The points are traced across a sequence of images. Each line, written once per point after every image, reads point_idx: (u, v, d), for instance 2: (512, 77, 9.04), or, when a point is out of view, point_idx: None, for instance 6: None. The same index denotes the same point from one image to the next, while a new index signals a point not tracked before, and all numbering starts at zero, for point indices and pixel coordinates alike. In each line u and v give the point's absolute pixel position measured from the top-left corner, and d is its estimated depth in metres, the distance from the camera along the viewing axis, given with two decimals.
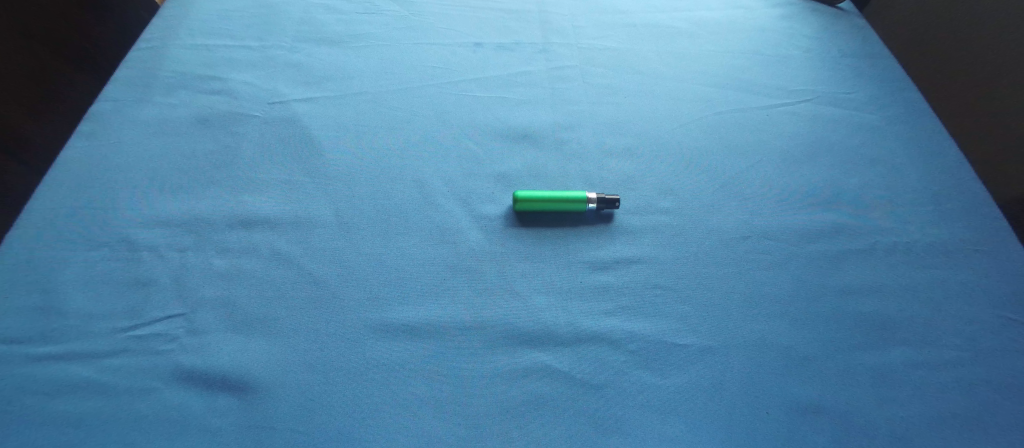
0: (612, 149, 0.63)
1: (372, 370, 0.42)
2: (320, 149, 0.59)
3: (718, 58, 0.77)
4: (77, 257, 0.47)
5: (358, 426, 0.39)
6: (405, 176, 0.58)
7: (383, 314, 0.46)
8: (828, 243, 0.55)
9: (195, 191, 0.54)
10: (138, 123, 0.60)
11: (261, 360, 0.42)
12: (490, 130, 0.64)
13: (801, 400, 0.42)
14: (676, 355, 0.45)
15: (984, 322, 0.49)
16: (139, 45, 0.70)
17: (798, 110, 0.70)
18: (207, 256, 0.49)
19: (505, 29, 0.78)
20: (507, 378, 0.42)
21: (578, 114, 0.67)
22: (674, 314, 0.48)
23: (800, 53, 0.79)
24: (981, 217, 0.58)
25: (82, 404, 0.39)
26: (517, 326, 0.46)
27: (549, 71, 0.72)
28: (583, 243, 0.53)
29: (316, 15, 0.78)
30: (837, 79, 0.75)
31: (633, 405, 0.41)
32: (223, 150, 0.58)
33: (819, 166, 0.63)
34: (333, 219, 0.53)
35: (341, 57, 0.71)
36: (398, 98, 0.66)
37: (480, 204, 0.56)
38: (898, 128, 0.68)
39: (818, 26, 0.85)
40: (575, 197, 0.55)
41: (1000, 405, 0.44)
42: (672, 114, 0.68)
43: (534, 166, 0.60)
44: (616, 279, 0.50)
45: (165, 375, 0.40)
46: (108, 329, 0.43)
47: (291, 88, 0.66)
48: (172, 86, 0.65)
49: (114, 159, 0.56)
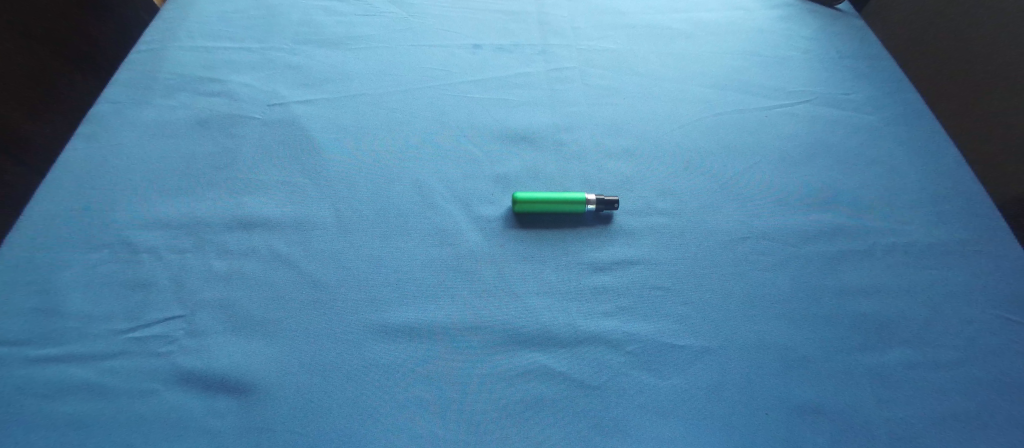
0: (611, 150, 0.63)
1: (372, 371, 0.42)
2: (319, 151, 0.59)
3: (717, 60, 0.78)
4: (76, 259, 0.47)
5: (358, 427, 0.39)
6: (405, 177, 0.58)
7: (383, 315, 0.46)
8: (827, 244, 0.55)
9: (195, 193, 0.54)
10: (138, 125, 0.60)
11: (261, 362, 0.42)
12: (489, 131, 0.64)
13: (800, 401, 0.43)
14: (675, 356, 0.45)
15: (983, 322, 0.49)
16: (139, 47, 0.70)
17: (797, 111, 0.70)
18: (207, 258, 0.49)
19: (505, 31, 0.78)
20: (507, 380, 0.42)
21: (578, 116, 0.67)
22: (673, 315, 0.48)
23: (799, 54, 0.80)
24: (980, 218, 0.58)
25: (81, 406, 0.39)
26: (516, 328, 0.46)
27: (549, 73, 0.73)
28: (582, 244, 0.53)
29: (316, 17, 0.78)
30: (836, 80, 0.75)
31: (632, 406, 0.42)
32: (222, 152, 0.58)
33: (817, 167, 0.63)
34: (332, 220, 0.53)
35: (340, 59, 0.72)
36: (398, 100, 0.66)
37: (479, 205, 0.56)
38: (897, 129, 0.68)
39: (817, 27, 0.85)
40: (574, 198, 0.55)
41: (1000, 406, 0.44)
42: (671, 115, 0.68)
43: (533, 167, 0.60)
44: (615, 280, 0.50)
45: (164, 377, 0.40)
46: (108, 331, 0.43)
47: (290, 90, 0.66)
48: (172, 88, 0.65)
49: (114, 161, 0.56)
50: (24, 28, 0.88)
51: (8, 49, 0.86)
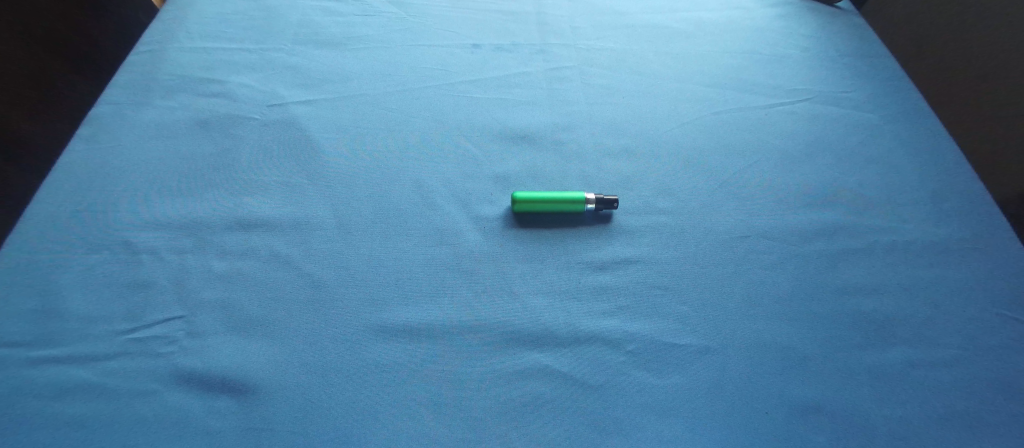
0: (611, 149, 0.63)
1: (372, 371, 0.42)
2: (319, 151, 0.59)
3: (716, 59, 0.77)
4: (76, 261, 0.47)
5: (358, 427, 0.39)
6: (404, 177, 0.58)
7: (383, 315, 0.46)
8: (827, 243, 0.55)
9: (195, 194, 0.54)
10: (137, 126, 0.60)
11: (261, 362, 0.42)
12: (488, 131, 0.64)
13: (800, 400, 0.42)
14: (675, 355, 0.45)
15: (985, 320, 0.49)
16: (139, 49, 0.70)
17: (796, 109, 0.70)
18: (207, 258, 0.49)
19: (505, 31, 0.78)
20: (506, 379, 0.42)
21: (577, 115, 0.67)
22: (672, 314, 0.48)
23: (799, 53, 0.79)
24: (980, 215, 0.58)
25: (81, 407, 0.39)
26: (516, 327, 0.46)
27: (548, 72, 0.73)
28: (582, 244, 0.53)
29: (315, 18, 0.78)
30: (836, 79, 0.75)
31: (632, 405, 0.42)
32: (222, 153, 0.58)
33: (817, 165, 0.63)
34: (332, 220, 0.53)
35: (340, 59, 0.72)
36: (398, 100, 0.66)
37: (479, 205, 0.56)
38: (897, 128, 0.68)
39: (817, 26, 0.85)
40: (574, 197, 0.55)
41: (1001, 404, 0.43)
42: (670, 114, 0.68)
43: (533, 167, 0.60)
44: (615, 279, 0.50)
45: (164, 377, 0.41)
46: (108, 332, 0.43)
47: (290, 91, 0.66)
48: (171, 89, 0.65)
49: (114, 162, 0.56)
50: (24, 29, 0.89)
51: (8, 50, 0.87)
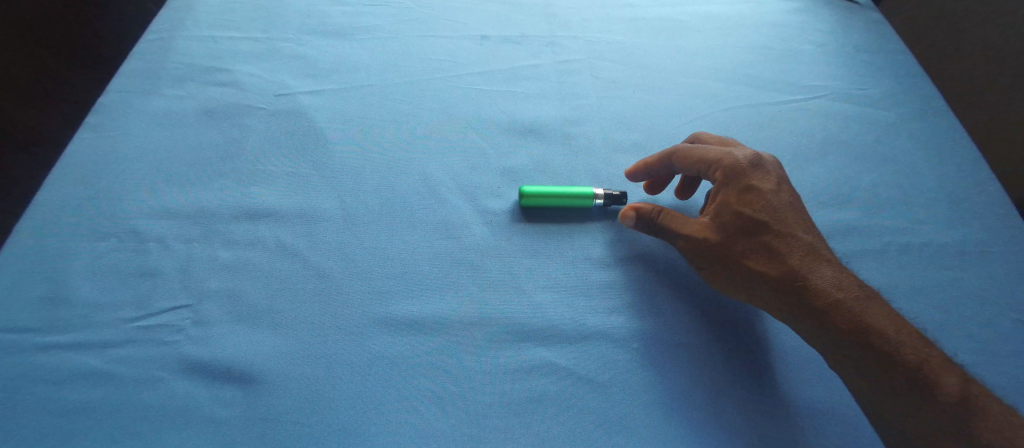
0: (619, 144, 0.62)
1: (375, 364, 0.42)
2: (324, 141, 0.59)
3: (729, 54, 0.76)
4: (82, 248, 0.47)
5: (361, 420, 0.39)
6: (411, 169, 0.57)
7: (387, 307, 0.45)
8: (839, 242, 0.54)
9: (202, 183, 0.54)
10: (145, 115, 0.60)
11: (264, 353, 0.42)
12: (496, 124, 0.63)
13: (804, 402, 0.42)
14: (680, 354, 0.44)
15: (997, 325, 0.48)
16: (145, 38, 0.69)
17: (808, 106, 0.69)
18: (213, 248, 0.49)
19: (513, 23, 0.77)
20: (511, 374, 0.42)
21: (584, 108, 0.66)
22: (679, 313, 0.47)
23: (813, 49, 0.78)
24: (996, 217, 0.57)
25: (90, 393, 0.39)
26: (521, 322, 0.45)
27: (555, 65, 0.72)
28: (589, 240, 0.53)
29: (322, 7, 0.77)
30: (852, 77, 0.74)
31: (636, 404, 0.41)
32: (228, 142, 0.58)
33: (829, 163, 0.62)
34: (338, 212, 0.52)
35: (347, 49, 0.71)
36: (404, 92, 0.66)
37: (486, 199, 0.55)
38: (911, 126, 0.67)
39: (832, 21, 0.84)
40: (582, 192, 0.54)
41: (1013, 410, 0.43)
42: (681, 109, 0.67)
43: (542, 162, 0.60)
44: (621, 276, 0.50)
45: (169, 366, 0.41)
46: (114, 320, 0.43)
47: (296, 81, 0.66)
48: (179, 78, 0.65)
49: (120, 150, 0.56)
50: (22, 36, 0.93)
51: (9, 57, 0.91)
